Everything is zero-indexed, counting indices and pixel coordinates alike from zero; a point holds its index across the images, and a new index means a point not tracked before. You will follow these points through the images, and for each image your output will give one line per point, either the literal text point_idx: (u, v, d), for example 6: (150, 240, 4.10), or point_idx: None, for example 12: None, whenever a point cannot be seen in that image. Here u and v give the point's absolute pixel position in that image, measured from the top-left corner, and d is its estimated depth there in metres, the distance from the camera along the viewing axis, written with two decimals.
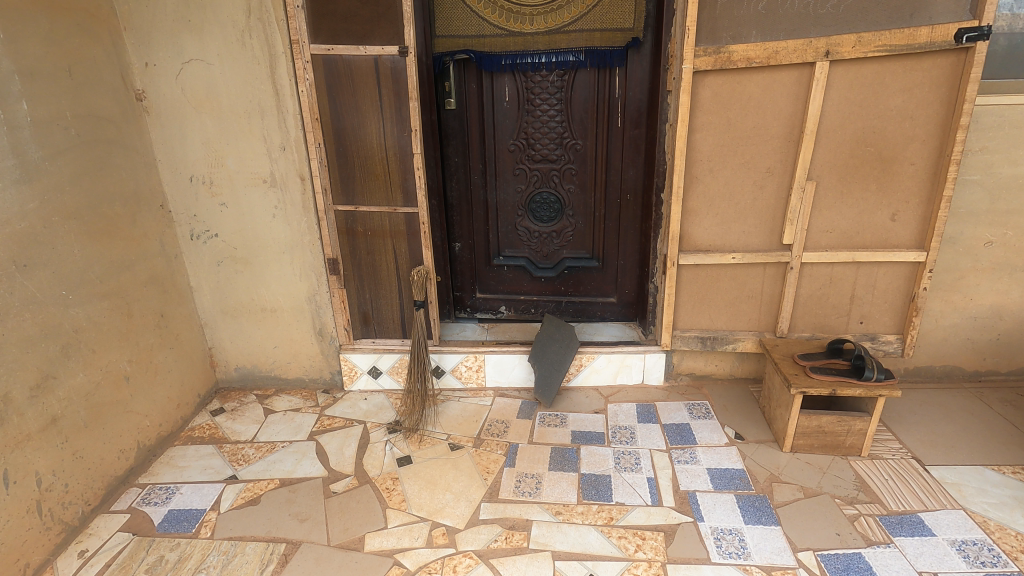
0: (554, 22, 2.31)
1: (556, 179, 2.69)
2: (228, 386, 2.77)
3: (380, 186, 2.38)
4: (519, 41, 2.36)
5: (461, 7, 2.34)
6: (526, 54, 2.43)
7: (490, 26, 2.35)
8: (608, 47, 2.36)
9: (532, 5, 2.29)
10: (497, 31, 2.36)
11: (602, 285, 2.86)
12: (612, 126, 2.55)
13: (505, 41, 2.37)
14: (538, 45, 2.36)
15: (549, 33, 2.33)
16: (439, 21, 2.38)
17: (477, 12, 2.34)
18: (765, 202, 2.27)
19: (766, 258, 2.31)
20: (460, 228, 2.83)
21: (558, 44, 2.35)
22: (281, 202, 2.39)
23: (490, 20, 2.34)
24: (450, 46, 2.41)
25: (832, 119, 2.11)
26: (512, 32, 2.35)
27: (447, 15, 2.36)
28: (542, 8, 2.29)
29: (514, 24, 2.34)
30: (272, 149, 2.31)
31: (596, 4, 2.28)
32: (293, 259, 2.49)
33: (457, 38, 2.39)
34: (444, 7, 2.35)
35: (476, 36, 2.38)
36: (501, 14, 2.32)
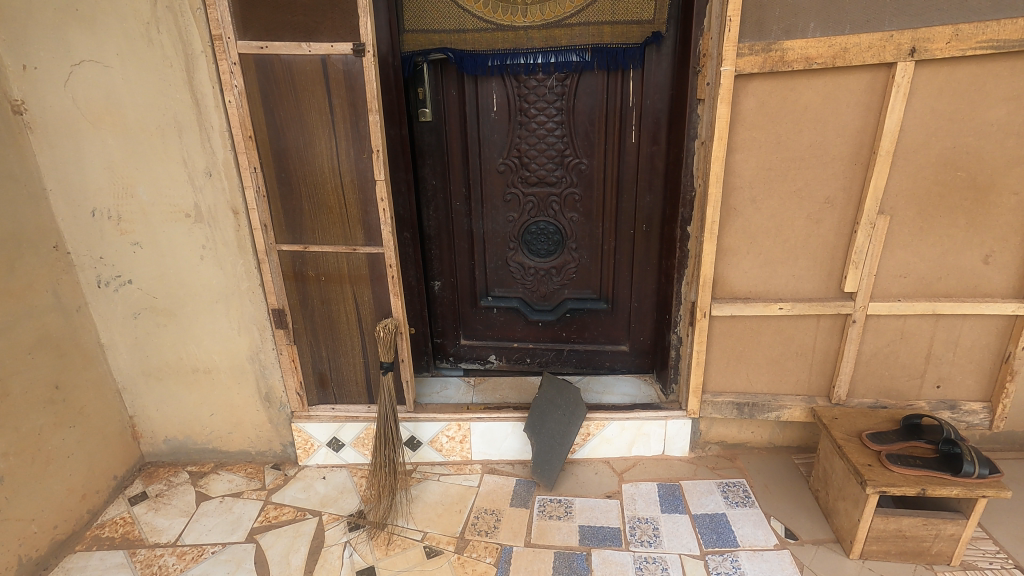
0: (553, 11, 1.86)
1: (556, 206, 2.20)
2: (156, 461, 2.26)
3: (333, 221, 1.86)
4: (509, 37, 1.91)
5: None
6: (519, 53, 1.96)
7: (472, 18, 1.89)
8: (619, 45, 1.88)
9: None
10: (481, 24, 1.89)
11: (611, 331, 2.37)
12: (624, 141, 2.07)
13: (491, 35, 1.91)
14: (533, 42, 1.91)
15: (547, 28, 1.88)
16: (406, 13, 1.90)
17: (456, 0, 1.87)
18: (821, 240, 1.80)
19: (822, 309, 1.84)
20: (440, 264, 2.35)
21: (555, 42, 1.91)
22: (210, 240, 1.90)
23: (474, 10, 1.87)
24: (423, 44, 1.93)
25: (913, 136, 1.64)
26: (500, 26, 1.89)
27: (418, 5, 1.88)
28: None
29: (504, 14, 1.87)
30: (195, 176, 1.81)
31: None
32: (229, 309, 2.00)
33: (431, 36, 1.92)
34: None
35: (453, 31, 1.91)
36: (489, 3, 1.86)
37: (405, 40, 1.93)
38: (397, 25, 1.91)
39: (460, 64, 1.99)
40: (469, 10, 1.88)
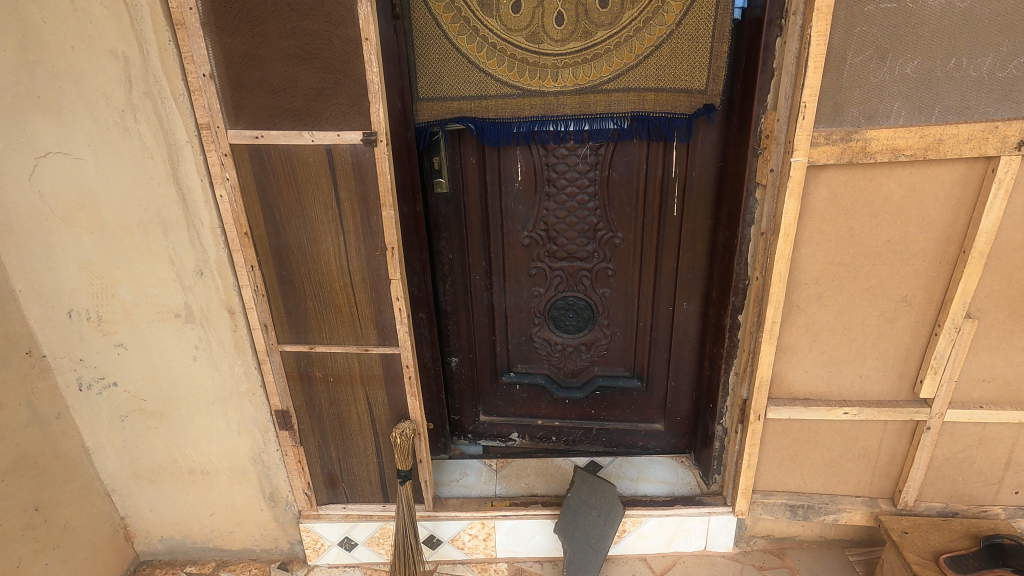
0: (587, 75, 1.63)
1: (586, 281, 1.99)
2: (152, 560, 2.08)
3: (342, 321, 1.65)
4: (537, 106, 1.68)
5: (453, 61, 1.64)
6: (547, 120, 1.72)
7: (495, 84, 1.65)
8: (664, 114, 1.64)
9: (556, 54, 1.61)
10: (506, 90, 1.66)
11: (645, 409, 2.18)
12: (665, 215, 1.85)
13: (517, 102, 1.68)
14: (565, 109, 1.67)
15: (579, 93, 1.65)
16: (420, 78, 1.67)
17: (477, 64, 1.64)
18: (895, 341, 1.59)
19: (893, 415, 1.64)
20: (457, 340, 2.14)
21: (590, 111, 1.67)
22: (204, 341, 1.69)
23: (498, 75, 1.64)
24: (439, 112, 1.70)
25: (1009, 234, 1.43)
26: (527, 91, 1.66)
27: (435, 70, 1.66)
28: (571, 57, 1.61)
29: (532, 79, 1.64)
30: (184, 275, 1.59)
31: (650, 56, 1.58)
32: (227, 410, 1.80)
33: (449, 104, 1.69)
34: (431, 60, 1.65)
35: (474, 98, 1.68)
36: (516, 67, 1.63)
37: (419, 107, 1.70)
38: (411, 92, 1.69)
39: (480, 135, 1.76)
40: (492, 75, 1.65)
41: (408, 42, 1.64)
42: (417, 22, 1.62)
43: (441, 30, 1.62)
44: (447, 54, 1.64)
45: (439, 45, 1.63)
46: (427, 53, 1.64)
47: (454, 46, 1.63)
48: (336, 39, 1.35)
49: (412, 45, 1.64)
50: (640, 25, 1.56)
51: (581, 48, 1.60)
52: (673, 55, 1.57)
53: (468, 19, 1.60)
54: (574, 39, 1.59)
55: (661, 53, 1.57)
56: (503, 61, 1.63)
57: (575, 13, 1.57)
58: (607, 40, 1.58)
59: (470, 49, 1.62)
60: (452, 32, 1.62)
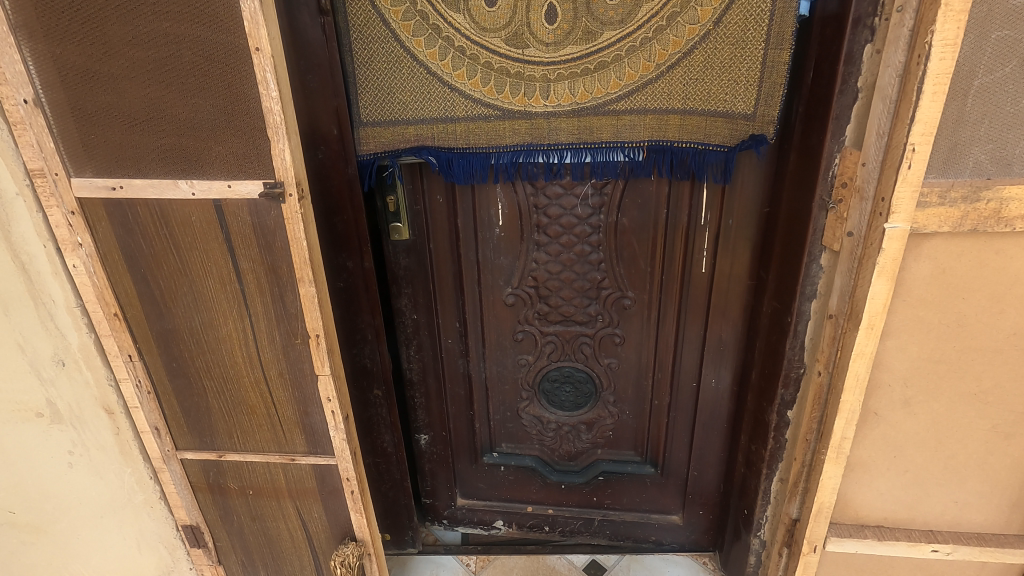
0: (588, 91, 1.20)
1: (587, 350, 1.56)
2: None
3: (257, 424, 1.23)
4: (521, 132, 1.25)
5: (407, 71, 1.21)
6: (536, 150, 1.28)
7: (463, 102, 1.22)
8: (693, 144, 1.21)
9: (547, 62, 1.19)
10: (478, 110, 1.23)
11: (660, 499, 1.76)
12: (690, 272, 1.42)
13: (493, 127, 1.24)
14: (559, 136, 1.25)
15: (578, 115, 1.22)
16: (363, 94, 1.24)
17: (439, 75, 1.21)
18: (1009, 462, 1.16)
19: (999, 555, 1.21)
20: (426, 414, 1.73)
21: (592, 138, 1.24)
22: (78, 446, 1.27)
23: (468, 90, 1.21)
24: (389, 139, 1.27)
25: None
26: (508, 112, 1.23)
27: (383, 83, 1.23)
28: (566, 66, 1.18)
29: (513, 96, 1.21)
30: (40, 365, 1.17)
31: (675, 67, 1.15)
32: (120, 525, 1.38)
33: (402, 129, 1.26)
34: (377, 69, 1.22)
35: (435, 122, 1.24)
36: (491, 80, 1.20)
37: (362, 132, 1.27)
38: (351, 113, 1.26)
39: (446, 169, 1.32)
40: (460, 91, 1.21)
41: (346, 46, 1.21)
42: (354, 18, 1.19)
43: (389, 29, 1.19)
44: (399, 62, 1.21)
45: (387, 48, 1.20)
46: (371, 61, 1.22)
47: (409, 51, 1.20)
48: (213, 46, 0.91)
49: (352, 50, 1.22)
50: (662, 23, 1.13)
51: (581, 54, 1.17)
52: (708, 66, 1.13)
53: (425, 14, 1.17)
54: (571, 41, 1.17)
55: (690, 64, 1.14)
56: (474, 72, 1.20)
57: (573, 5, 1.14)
58: (616, 43, 1.16)
59: (430, 56, 1.20)
60: (404, 32, 1.18)
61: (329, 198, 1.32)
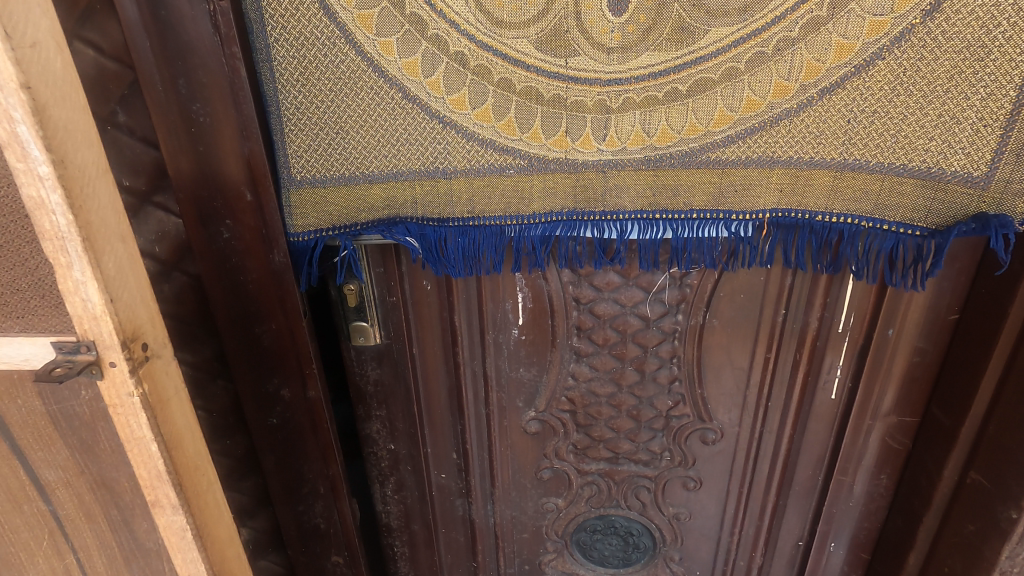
0: (673, 128, 0.73)
1: (644, 495, 1.07)
2: None
3: None
4: (562, 193, 0.79)
5: (369, 94, 0.74)
6: (580, 221, 0.81)
7: (466, 147, 0.77)
8: (851, 221, 0.72)
9: (606, 84, 0.71)
10: (489, 158, 0.77)
11: None
12: (810, 399, 0.93)
13: (514, 183, 0.79)
14: (624, 201, 0.78)
15: (653, 167, 0.76)
16: (293, 133, 0.75)
17: (425, 105, 0.75)
18: None
19: None
20: (407, 567, 1.23)
21: (674, 205, 0.77)
22: None
23: (473, 126, 0.75)
24: (342, 206, 0.78)
25: None
26: (538, 160, 0.77)
27: (332, 117, 0.75)
28: (640, 87, 0.71)
29: (548, 136, 0.75)
30: None
31: (835, 91, 0.67)
32: None
33: (362, 188, 0.78)
34: (320, 94, 0.74)
35: (420, 175, 0.78)
36: (512, 109, 0.75)
37: (294, 196, 0.76)
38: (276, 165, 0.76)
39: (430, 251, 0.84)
40: (460, 127, 0.75)
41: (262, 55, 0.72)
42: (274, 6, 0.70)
43: (336, 26, 0.71)
44: (354, 80, 0.73)
45: (337, 60, 0.73)
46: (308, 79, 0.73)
47: (374, 64, 0.73)
48: None
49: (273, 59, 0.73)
50: (822, 13, 0.64)
51: (666, 68, 0.70)
52: (892, 89, 0.66)
53: (401, 2, 0.70)
54: (652, 46, 0.69)
55: (861, 88, 0.66)
56: (486, 96, 0.74)
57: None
58: (731, 49, 0.67)
59: (409, 69, 0.73)
60: (363, 30, 0.71)
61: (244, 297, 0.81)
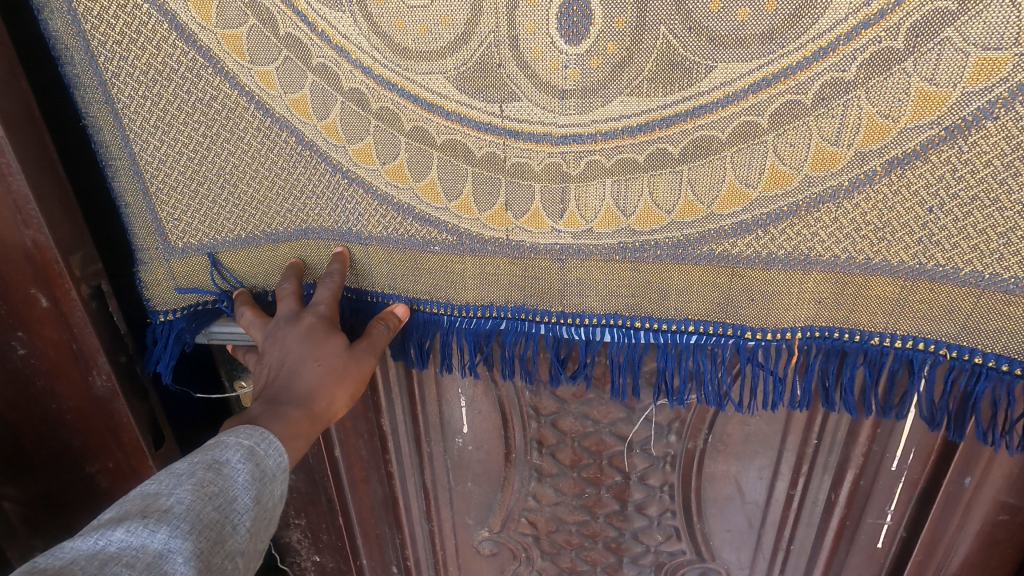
0: (660, 207, 0.50)
1: None
2: None
3: None
4: (506, 284, 0.56)
5: (255, 140, 0.55)
6: (531, 324, 0.58)
7: (375, 222, 0.56)
8: (921, 344, 0.49)
9: (559, 144, 0.48)
10: (410, 230, 0.56)
11: None
12: (847, 547, 0.70)
13: (443, 264, 0.57)
14: (591, 301, 0.55)
15: (632, 260, 0.53)
16: (161, 190, 0.58)
17: (325, 155, 0.54)
18: None
19: None
20: None
21: (662, 310, 0.54)
22: None
23: (384, 188, 0.54)
24: (239, 273, 0.62)
25: None
26: (471, 240, 0.54)
27: (214, 166, 0.57)
28: (610, 147, 0.48)
29: (482, 211, 0.52)
30: None
31: (911, 165, 0.43)
32: None
33: (263, 254, 0.61)
34: (195, 138, 0.56)
35: (331, 242, 0.59)
36: (434, 168, 0.52)
37: (178, 266, 0.61)
38: (144, 229, 0.60)
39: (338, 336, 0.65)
40: (368, 187, 0.54)
41: (102, 93, 0.54)
42: (109, 29, 0.51)
43: (196, 53, 0.52)
44: (233, 123, 0.55)
45: (207, 95, 0.54)
46: (174, 120, 0.55)
47: (254, 99, 0.53)
48: None
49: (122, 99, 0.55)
50: (897, 45, 0.40)
51: (648, 121, 0.46)
52: (1007, 168, 0.42)
53: (273, 18, 0.49)
54: (626, 90, 0.46)
55: (954, 163, 0.42)
56: (396, 151, 0.52)
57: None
58: (746, 97, 0.44)
59: (298, 109, 0.53)
60: (235, 56, 0.52)
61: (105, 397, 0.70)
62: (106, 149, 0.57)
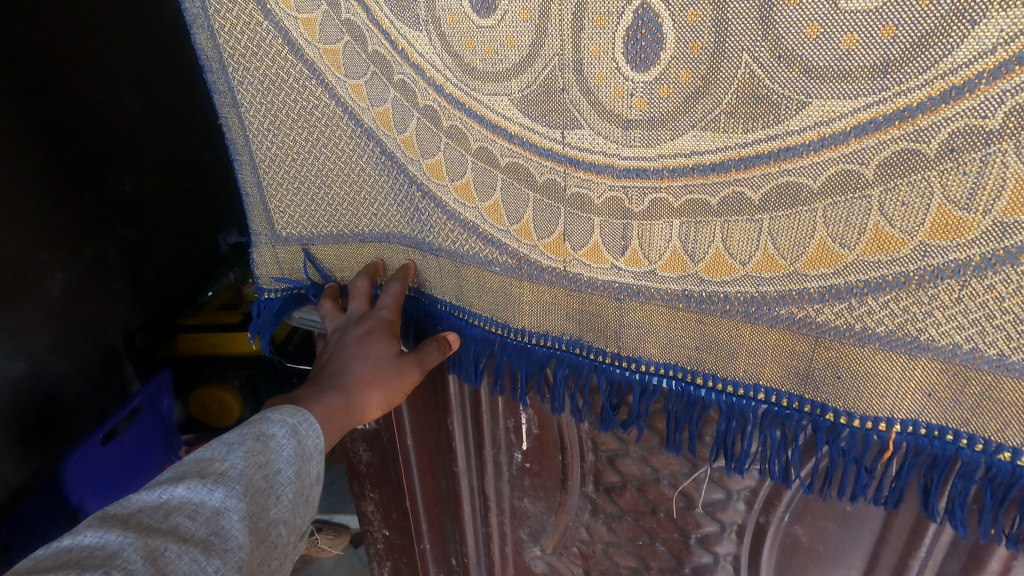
0: (733, 256, 0.43)
1: None
2: None
3: None
4: (562, 313, 0.53)
5: (348, 148, 0.58)
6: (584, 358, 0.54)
7: (443, 233, 0.56)
8: None
9: (620, 174, 0.44)
10: (473, 247, 0.55)
11: None
12: None
13: (503, 284, 0.55)
14: (649, 346, 0.51)
15: (697, 310, 0.47)
16: (271, 185, 0.63)
17: (404, 166, 0.55)
18: None
19: None
20: None
21: (728, 371, 0.48)
22: None
23: (453, 204, 0.54)
24: (332, 265, 0.66)
25: None
26: (528, 265, 0.52)
27: (313, 167, 0.61)
28: (678, 185, 0.43)
29: (540, 238, 0.50)
30: None
31: None
32: None
33: (351, 252, 0.64)
34: (298, 141, 0.59)
35: (410, 248, 0.61)
36: (498, 189, 0.51)
37: (281, 253, 0.67)
38: (257, 217, 0.66)
39: (404, 336, 0.67)
40: (438, 203, 0.55)
41: (230, 97, 0.60)
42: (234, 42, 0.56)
43: (303, 65, 0.55)
44: (331, 131, 0.57)
45: (310, 104, 0.57)
46: (283, 125, 0.59)
47: (348, 109, 0.55)
48: None
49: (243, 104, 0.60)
50: None
51: (724, 160, 0.40)
52: None
53: (362, 36, 0.50)
54: (700, 123, 0.40)
55: None
56: (464, 169, 0.51)
57: (714, 18, 0.36)
58: (847, 142, 0.36)
59: (382, 122, 0.54)
60: (332, 70, 0.54)
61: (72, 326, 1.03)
62: (232, 144, 0.63)
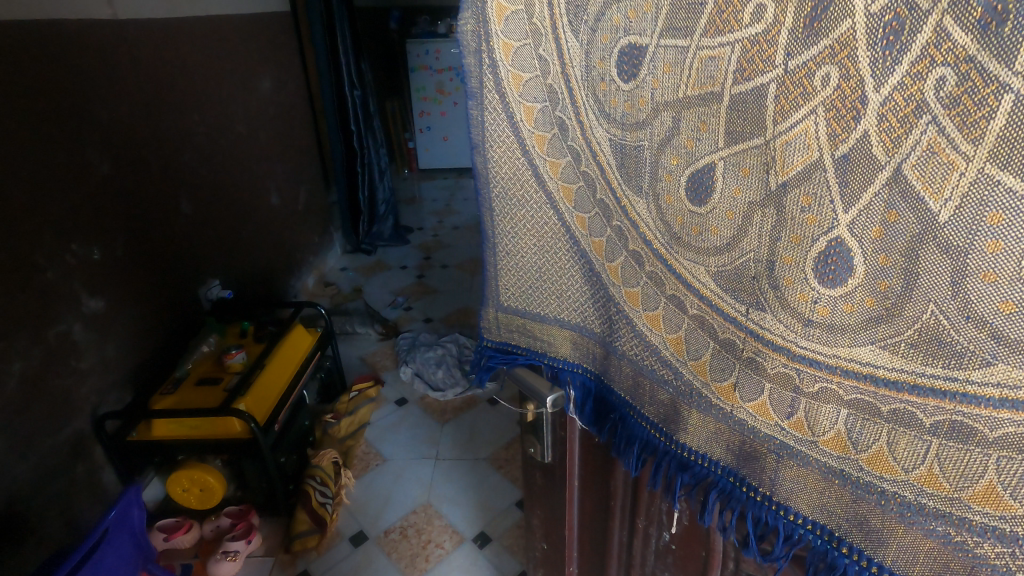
0: (895, 459, 0.46)
1: None
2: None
3: None
4: (721, 444, 0.60)
5: (569, 255, 0.70)
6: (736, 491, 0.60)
7: (632, 345, 0.66)
8: None
9: (792, 360, 0.49)
10: (654, 365, 0.64)
11: None
12: None
13: (672, 401, 0.64)
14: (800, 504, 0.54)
15: (850, 489, 0.50)
16: (504, 269, 0.78)
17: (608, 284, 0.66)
18: None
19: None
20: None
21: (877, 554, 0.50)
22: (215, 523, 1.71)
23: (642, 326, 0.64)
24: (537, 338, 0.79)
25: None
26: (700, 396, 0.60)
27: (536, 263, 0.74)
28: (849, 384, 0.46)
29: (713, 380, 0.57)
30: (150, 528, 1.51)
31: None
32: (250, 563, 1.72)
33: (555, 331, 0.77)
34: (529, 242, 0.73)
35: (603, 343, 0.71)
36: (683, 329, 0.59)
37: (499, 319, 0.82)
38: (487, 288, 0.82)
39: (584, 407, 0.78)
40: (630, 322, 0.65)
41: (484, 202, 0.75)
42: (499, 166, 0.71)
43: (546, 192, 0.68)
44: (558, 241, 0.70)
45: (544, 218, 0.70)
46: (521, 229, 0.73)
47: (573, 229, 0.68)
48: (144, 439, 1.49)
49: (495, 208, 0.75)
50: None
51: (899, 379, 0.43)
52: None
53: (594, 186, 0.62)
54: (878, 342, 0.43)
55: None
56: (656, 305, 0.60)
57: (905, 268, 0.39)
58: None
59: (597, 249, 0.66)
60: (566, 200, 0.66)
61: (33, 408, 1.45)
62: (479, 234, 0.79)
